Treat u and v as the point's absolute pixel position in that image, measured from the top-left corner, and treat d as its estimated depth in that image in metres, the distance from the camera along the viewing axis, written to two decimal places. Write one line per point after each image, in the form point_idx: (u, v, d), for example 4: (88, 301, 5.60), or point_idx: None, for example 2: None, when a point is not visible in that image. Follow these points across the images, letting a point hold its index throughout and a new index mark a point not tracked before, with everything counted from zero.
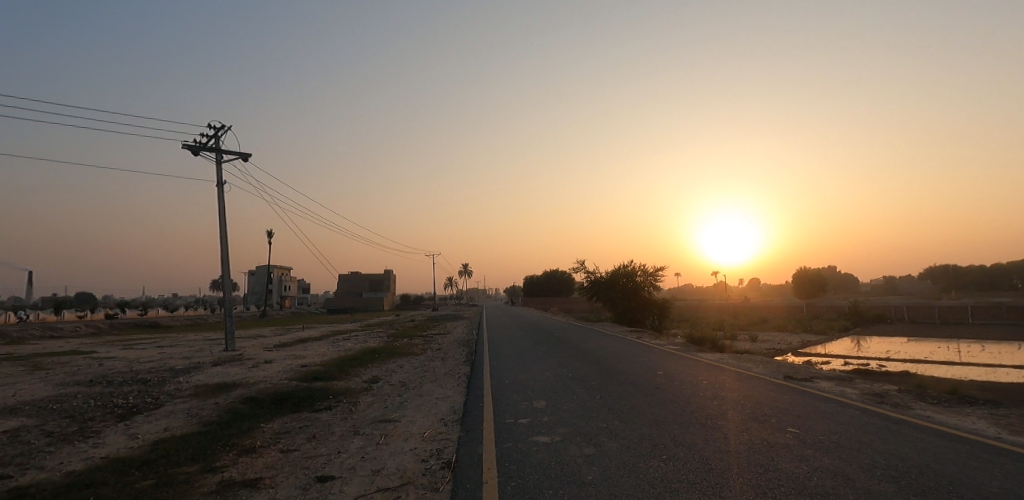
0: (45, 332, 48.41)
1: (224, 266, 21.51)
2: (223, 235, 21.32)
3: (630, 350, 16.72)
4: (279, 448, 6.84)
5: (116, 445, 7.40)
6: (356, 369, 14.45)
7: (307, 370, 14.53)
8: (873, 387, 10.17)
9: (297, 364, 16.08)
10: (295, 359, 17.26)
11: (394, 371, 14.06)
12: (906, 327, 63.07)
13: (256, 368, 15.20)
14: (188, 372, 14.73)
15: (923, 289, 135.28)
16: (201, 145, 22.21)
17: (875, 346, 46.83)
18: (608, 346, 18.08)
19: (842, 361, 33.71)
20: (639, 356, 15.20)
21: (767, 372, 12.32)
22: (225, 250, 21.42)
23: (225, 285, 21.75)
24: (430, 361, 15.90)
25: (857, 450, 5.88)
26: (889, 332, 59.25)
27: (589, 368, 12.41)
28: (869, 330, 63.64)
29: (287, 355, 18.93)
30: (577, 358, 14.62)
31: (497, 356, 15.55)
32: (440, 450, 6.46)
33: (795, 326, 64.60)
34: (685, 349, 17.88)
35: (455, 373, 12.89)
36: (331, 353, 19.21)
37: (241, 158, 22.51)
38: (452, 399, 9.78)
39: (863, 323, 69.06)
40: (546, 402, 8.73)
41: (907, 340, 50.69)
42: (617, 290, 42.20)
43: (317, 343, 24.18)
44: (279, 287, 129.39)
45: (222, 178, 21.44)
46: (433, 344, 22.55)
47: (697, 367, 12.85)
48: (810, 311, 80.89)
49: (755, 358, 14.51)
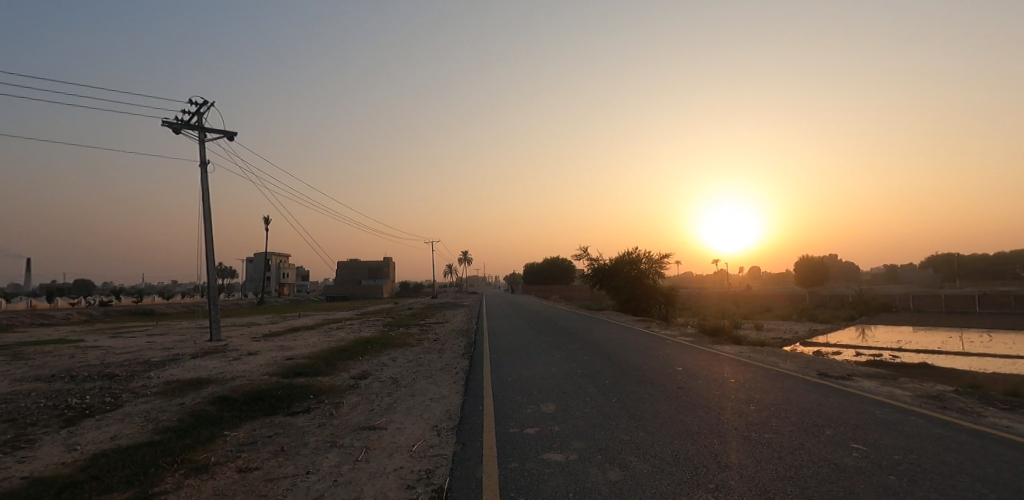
0: (35, 319, 47.39)
1: (208, 250, 20.27)
2: (207, 218, 20.03)
3: (641, 343, 15.48)
4: (237, 466, 5.70)
5: (48, 459, 6.26)
6: (344, 363, 13.27)
7: (292, 363, 13.38)
8: (925, 388, 8.96)
9: (282, 356, 14.91)
10: (281, 351, 16.06)
11: (386, 365, 12.90)
12: (912, 316, 62.15)
13: (237, 361, 14.03)
14: (163, 365, 13.54)
15: (925, 277, 134.31)
16: (182, 123, 20.85)
17: (883, 335, 45.79)
18: (617, 337, 16.93)
19: (853, 352, 32.55)
20: (652, 350, 14.03)
21: (797, 368, 11.16)
22: (210, 235, 20.17)
23: (210, 271, 20.49)
24: (426, 353, 14.75)
25: (950, 478, 4.70)
26: (896, 321, 58.15)
27: (600, 364, 11.24)
28: (875, 319, 62.51)
29: (273, 346, 17.72)
30: (586, 351, 13.45)
31: (498, 349, 14.38)
32: (431, 471, 5.31)
33: (800, 315, 63.47)
34: (699, 341, 16.70)
35: (452, 368, 11.74)
36: (321, 344, 18.03)
37: (225, 136, 21.17)
38: (448, 400, 8.63)
39: (868, 312, 68.05)
40: (555, 407, 7.55)
41: (915, 330, 49.63)
42: (621, 278, 41.02)
43: (308, 332, 22.98)
44: (277, 274, 128.40)
45: (205, 157, 20.12)
46: (430, 334, 21.37)
47: (718, 362, 11.69)
48: (813, 300, 79.85)
49: (780, 351, 13.29)
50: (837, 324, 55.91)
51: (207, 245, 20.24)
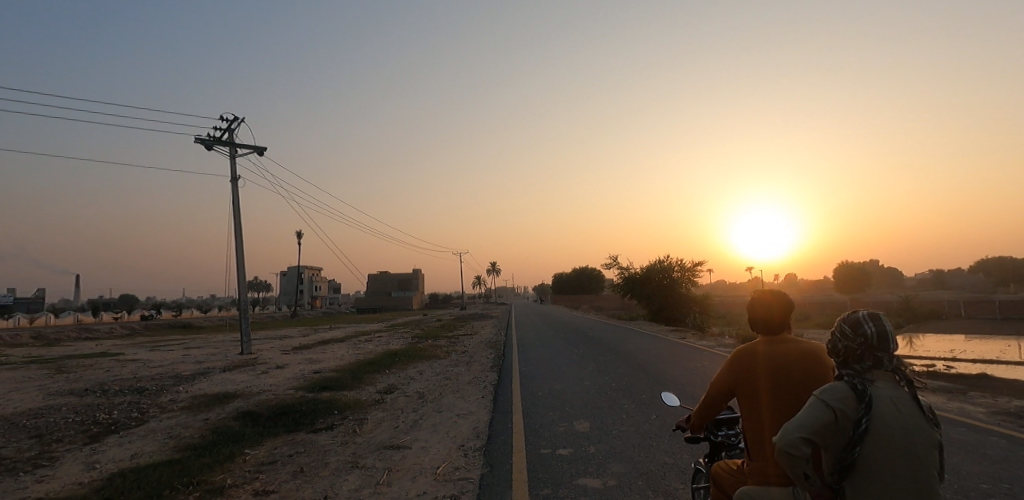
0: (83, 334, 49.31)
1: (240, 264, 20.49)
2: (238, 233, 20.29)
3: (677, 355, 14.74)
4: (253, 488, 5.41)
5: (66, 478, 6.10)
6: (371, 376, 13.01)
7: (319, 377, 13.20)
8: (1001, 405, 8.06)
9: (309, 370, 14.76)
10: (309, 365, 15.92)
11: (412, 378, 12.56)
12: (964, 324, 58.60)
13: (264, 375, 13.97)
14: (192, 379, 13.56)
15: (977, 282, 127.19)
16: (214, 139, 21.30)
17: (934, 345, 43.24)
18: (651, 348, 16.26)
19: (903, 362, 30.69)
20: (689, 361, 13.32)
21: None
22: (241, 248, 20.41)
23: (241, 284, 20.71)
24: (453, 366, 14.37)
25: None
26: (947, 329, 55.02)
27: (635, 377, 10.66)
28: (924, 326, 59.30)
29: (301, 359, 17.66)
30: (618, 363, 12.86)
31: (528, 362, 13.91)
32: (456, 497, 4.89)
33: (842, 324, 60.75)
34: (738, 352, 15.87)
35: (480, 382, 11.31)
36: (349, 357, 17.90)
37: (256, 152, 21.51)
38: (475, 417, 8.20)
39: (915, 319, 64.63)
40: (589, 425, 7.02)
41: (969, 338, 46.75)
42: (652, 287, 39.99)
43: (337, 345, 22.94)
44: (309, 287, 131.08)
45: (236, 172, 20.45)
46: (458, 346, 21.04)
47: None
48: (856, 308, 76.43)
49: None
50: (883, 332, 53.19)
51: (239, 259, 20.48)
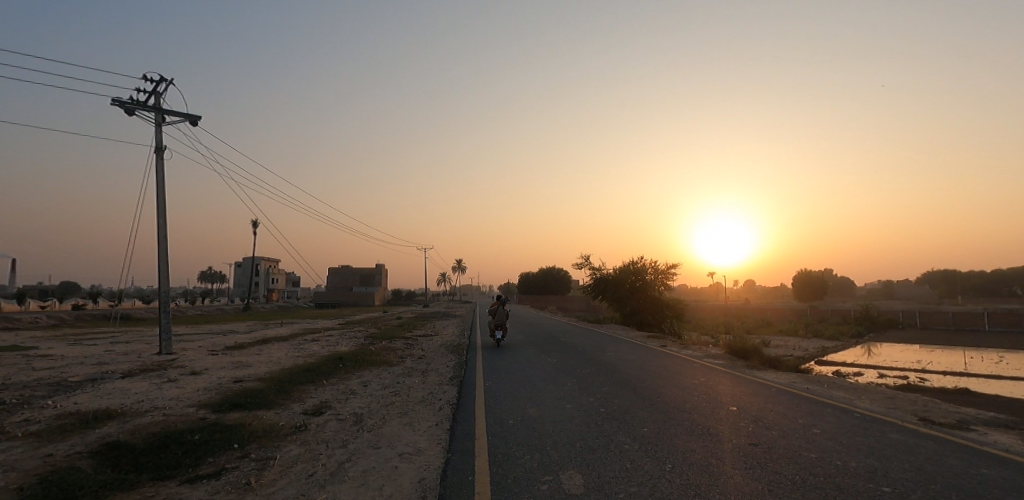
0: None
1: (162, 248, 17.58)
2: (162, 211, 17.38)
3: (666, 368, 12.90)
4: None
5: None
6: (301, 389, 10.63)
7: (237, 389, 10.71)
8: None
9: (229, 378, 12.18)
10: (232, 370, 13.32)
11: (353, 393, 10.28)
12: (918, 333, 59.95)
13: (169, 384, 11.29)
14: (72, 388, 10.77)
15: (923, 294, 132.71)
16: (137, 103, 18.29)
17: (897, 354, 43.43)
18: (633, 359, 14.51)
19: (876, 375, 29.98)
20: (682, 377, 11.55)
21: (883, 408, 8.62)
22: (165, 230, 17.51)
23: (163, 272, 17.76)
24: (405, 377, 12.12)
25: None
26: (905, 339, 55.91)
27: (626, 400, 8.72)
28: (882, 335, 60.22)
29: (227, 362, 14.97)
30: (601, 379, 10.95)
31: (495, 374, 11.80)
32: None
33: (805, 330, 61.38)
34: (731, 364, 14.28)
35: (435, 400, 9.17)
36: (285, 361, 15.32)
37: (188, 120, 18.69)
38: (423, 460, 6.02)
39: (873, 328, 65.80)
40: (585, 482, 4.98)
41: (929, 349, 47.21)
42: (625, 289, 38.56)
43: (276, 345, 20.18)
44: (266, 280, 125.59)
45: (161, 140, 17.59)
46: (415, 350, 18.71)
47: (774, 398, 9.10)
48: (814, 315, 77.87)
49: (842, 383, 10.79)
50: (845, 340, 53.61)
51: (161, 242, 17.56)
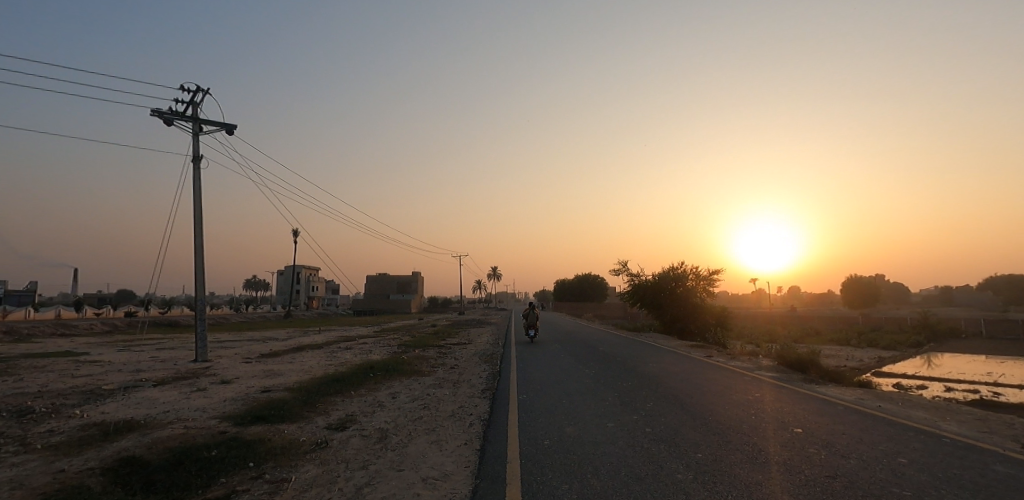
0: (58, 330, 46.54)
1: (198, 256, 17.76)
2: (198, 220, 17.56)
3: (715, 382, 11.88)
4: None
5: None
6: (328, 400, 10.26)
7: (265, 400, 10.43)
8: None
9: (258, 387, 11.96)
10: (262, 379, 13.13)
11: (380, 406, 9.81)
12: (985, 343, 55.61)
13: (197, 394, 11.13)
14: (103, 397, 10.70)
15: (986, 300, 124.00)
16: (176, 114, 18.65)
17: (964, 365, 40.21)
18: (677, 370, 13.57)
19: (943, 388, 27.63)
20: (733, 392, 10.57)
21: (977, 432, 7.46)
22: (201, 238, 17.68)
23: (199, 280, 17.93)
24: (436, 389, 11.57)
25: None
26: (971, 349, 51.95)
27: (674, 418, 7.88)
28: (944, 345, 56.21)
29: (258, 371, 14.85)
30: (645, 393, 10.10)
31: (528, 387, 11.13)
32: None
33: (858, 339, 57.97)
34: (785, 377, 13.12)
35: (465, 415, 8.59)
36: (315, 370, 15.06)
37: (224, 129, 18.94)
38: (448, 486, 5.40)
39: (933, 337, 61.58)
40: None
41: (999, 359, 43.57)
42: (664, 296, 37.20)
43: (309, 353, 20.06)
44: (306, 288, 128.89)
45: (198, 149, 17.84)
46: (448, 359, 18.24)
47: (844, 418, 8.06)
48: (867, 323, 73.58)
49: (918, 402, 9.59)
50: (903, 350, 50.25)
51: (198, 250, 17.75)
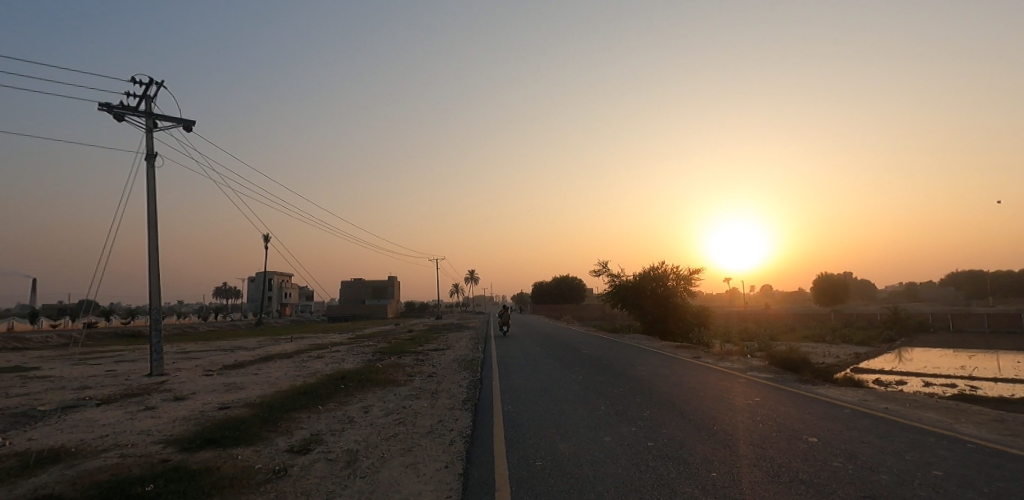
0: (9, 343, 43.60)
1: (153, 261, 16.44)
2: (153, 222, 16.24)
3: (710, 385, 11.29)
4: None
5: None
6: (291, 417, 9.25)
7: (221, 419, 9.34)
8: None
9: (215, 404, 10.84)
10: (221, 395, 11.99)
11: (349, 422, 8.85)
12: (953, 337, 57.02)
13: (144, 413, 9.95)
14: (33, 421, 9.44)
15: (948, 295, 128.19)
16: (128, 109, 17.28)
17: (936, 359, 40.94)
18: (668, 373, 12.97)
19: (921, 383, 27.79)
20: (730, 396, 9.98)
21: (998, 435, 6.95)
22: (157, 242, 16.37)
23: (154, 288, 16.61)
24: (412, 400, 10.66)
25: None
26: (940, 343, 53.15)
27: (676, 429, 7.18)
28: (915, 340, 57.47)
29: (218, 384, 13.65)
30: (639, 400, 9.39)
31: (513, 397, 10.34)
32: None
33: (832, 335, 58.97)
34: (779, 378, 12.63)
35: (445, 432, 7.72)
36: (281, 382, 13.95)
37: (181, 125, 17.66)
38: None
39: (903, 333, 62.98)
40: None
41: (969, 352, 44.52)
42: (645, 297, 36.86)
43: (277, 363, 18.86)
44: (279, 295, 125.46)
45: (151, 146, 16.53)
46: (425, 366, 17.30)
47: (856, 423, 7.49)
48: (839, 320, 75.02)
49: (924, 403, 9.14)
50: (876, 346, 51.11)
51: (153, 255, 16.44)
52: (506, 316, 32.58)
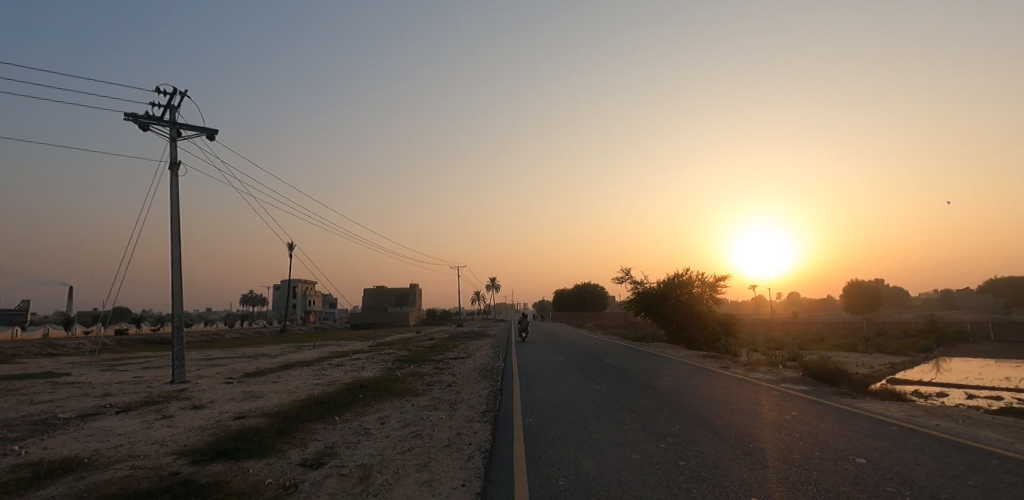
0: (44, 349, 44.88)
1: (175, 269, 16.56)
2: (176, 230, 16.39)
3: (742, 398, 10.71)
4: None
5: None
6: (306, 428, 9.02)
7: (236, 429, 9.16)
8: None
9: (231, 413, 10.69)
10: (239, 403, 11.86)
11: (365, 434, 8.58)
12: (995, 346, 54.41)
13: (161, 422, 9.85)
14: (52, 429, 9.42)
15: (988, 302, 122.90)
16: (153, 118, 17.55)
17: (979, 370, 38.97)
18: (696, 385, 12.40)
19: (964, 395, 26.37)
20: (765, 410, 9.41)
21: None
22: (179, 249, 16.50)
23: (177, 295, 16.73)
24: (430, 412, 10.34)
25: None
26: (982, 353, 50.72)
27: (709, 447, 6.70)
28: (954, 349, 55.01)
29: (237, 392, 13.58)
30: (667, 414, 8.89)
31: (533, 409, 9.94)
32: None
33: (866, 344, 56.86)
34: (815, 390, 11.96)
35: (462, 446, 7.38)
36: (299, 391, 13.79)
37: (204, 134, 17.86)
38: None
39: (941, 342, 60.41)
40: None
41: (1014, 363, 42.30)
42: (669, 304, 36.04)
43: (296, 371, 18.80)
44: (303, 302, 127.25)
45: (175, 154, 16.73)
46: (444, 376, 16.98)
47: (907, 442, 6.90)
48: (871, 328, 72.42)
49: (979, 420, 8.43)
50: (913, 355, 49.05)
51: (175, 263, 16.57)
52: (525, 323, 32.25)
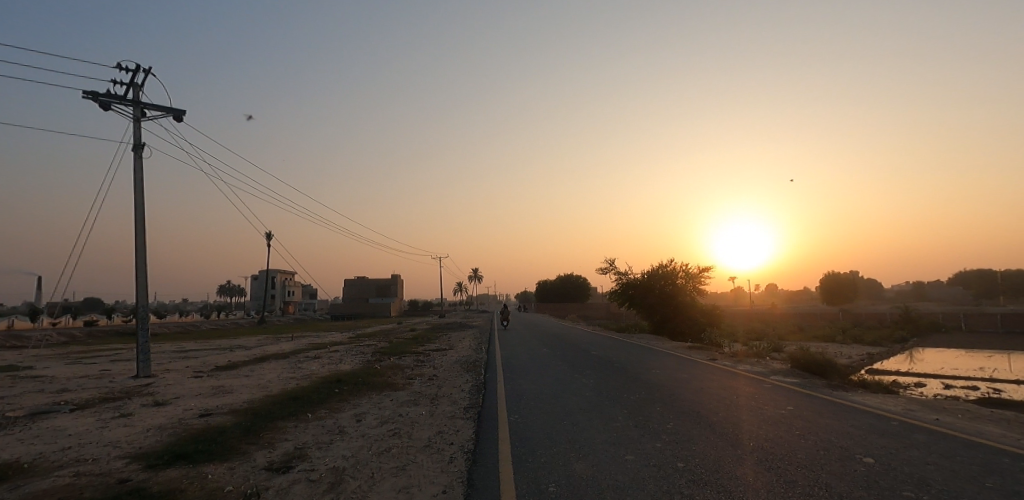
0: (8, 342, 42.97)
1: (140, 257, 15.62)
2: (140, 215, 15.44)
3: (735, 391, 10.39)
4: None
5: None
6: (276, 427, 8.39)
7: (199, 428, 8.48)
8: None
9: (196, 411, 9.97)
10: (205, 400, 11.13)
11: (339, 434, 7.98)
12: (966, 337, 55.76)
13: (117, 421, 9.11)
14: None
15: (958, 294, 126.43)
16: (115, 98, 16.50)
17: (954, 361, 39.69)
18: (686, 377, 12.05)
19: (942, 385, 26.72)
20: (760, 404, 9.07)
21: None
22: (144, 237, 15.56)
23: (142, 285, 15.81)
24: (409, 408, 9.75)
25: None
26: (955, 343, 51.87)
27: (709, 446, 6.27)
28: (927, 340, 56.22)
29: (205, 388, 12.81)
30: (661, 410, 8.48)
31: (519, 404, 9.46)
32: None
33: (843, 335, 57.82)
34: (806, 383, 11.70)
35: (444, 446, 6.85)
36: (271, 386, 13.06)
37: (171, 115, 16.87)
38: None
39: (914, 332, 61.74)
40: None
41: (985, 353, 43.28)
42: (654, 295, 35.88)
43: (271, 365, 18.01)
44: (283, 293, 124.95)
45: (138, 135, 15.74)
46: (426, 368, 16.40)
47: (913, 439, 6.58)
48: (848, 319, 73.68)
49: (976, 414, 8.21)
50: (889, 346, 49.96)
51: (140, 250, 15.63)
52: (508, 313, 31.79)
